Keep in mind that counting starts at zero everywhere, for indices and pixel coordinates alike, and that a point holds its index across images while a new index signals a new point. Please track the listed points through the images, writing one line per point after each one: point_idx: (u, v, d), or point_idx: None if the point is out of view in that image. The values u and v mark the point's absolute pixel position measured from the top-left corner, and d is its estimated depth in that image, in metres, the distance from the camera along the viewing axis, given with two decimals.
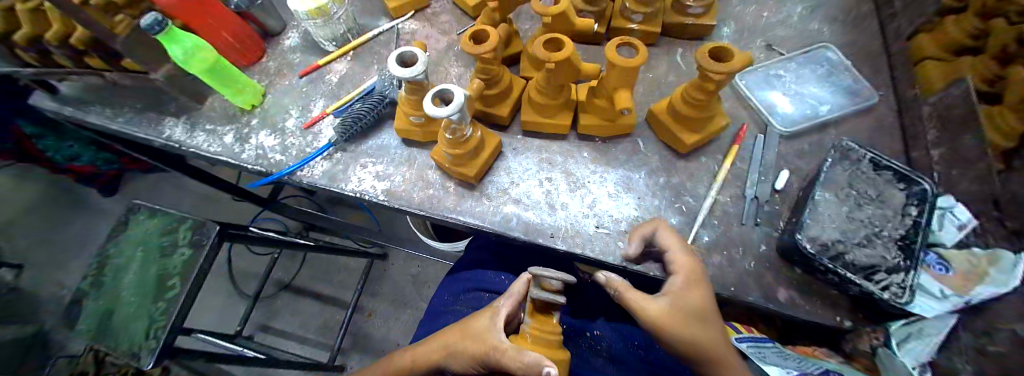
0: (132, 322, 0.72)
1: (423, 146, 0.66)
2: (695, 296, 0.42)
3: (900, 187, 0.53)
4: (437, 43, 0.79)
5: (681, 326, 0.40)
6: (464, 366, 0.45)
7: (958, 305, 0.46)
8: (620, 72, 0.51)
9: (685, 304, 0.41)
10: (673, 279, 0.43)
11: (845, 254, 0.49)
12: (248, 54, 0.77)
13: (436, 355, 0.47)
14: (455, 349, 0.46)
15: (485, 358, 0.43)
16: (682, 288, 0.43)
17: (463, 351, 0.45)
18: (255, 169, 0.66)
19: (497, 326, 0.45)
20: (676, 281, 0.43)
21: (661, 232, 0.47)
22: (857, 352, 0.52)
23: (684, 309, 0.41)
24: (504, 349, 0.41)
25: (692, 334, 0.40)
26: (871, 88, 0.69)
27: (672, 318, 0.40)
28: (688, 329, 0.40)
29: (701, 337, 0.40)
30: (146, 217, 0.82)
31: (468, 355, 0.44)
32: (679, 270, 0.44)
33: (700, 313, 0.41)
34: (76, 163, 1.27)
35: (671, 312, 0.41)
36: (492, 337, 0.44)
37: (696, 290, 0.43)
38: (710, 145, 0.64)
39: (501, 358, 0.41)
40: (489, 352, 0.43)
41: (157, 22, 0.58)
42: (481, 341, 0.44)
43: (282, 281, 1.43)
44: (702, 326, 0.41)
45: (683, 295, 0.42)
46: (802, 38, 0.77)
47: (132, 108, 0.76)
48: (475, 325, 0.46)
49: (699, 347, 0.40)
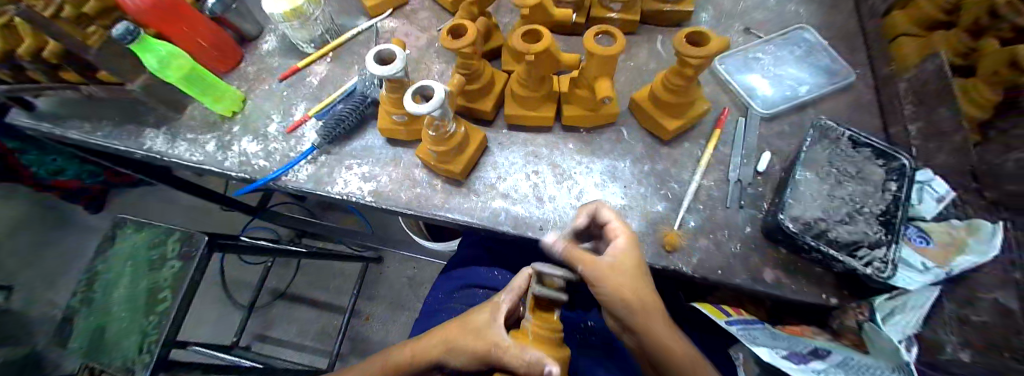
0: (125, 337, 0.71)
1: (408, 145, 0.66)
2: (633, 262, 0.44)
3: (879, 163, 0.54)
4: (417, 40, 0.78)
5: (620, 286, 0.42)
6: (465, 363, 0.44)
7: (940, 276, 0.47)
8: (599, 61, 0.51)
9: (624, 268, 0.43)
10: (614, 244, 0.45)
11: (827, 232, 0.50)
12: (225, 61, 0.76)
13: (435, 351, 0.46)
14: (455, 346, 0.45)
15: (486, 355, 0.42)
16: (622, 254, 0.44)
17: (463, 349, 0.44)
18: (240, 177, 0.66)
19: (497, 322, 0.44)
20: (617, 246, 0.44)
21: (604, 209, 0.48)
22: (844, 327, 0.52)
23: (624, 272, 0.43)
24: (507, 347, 0.41)
25: (630, 293, 0.43)
26: (848, 67, 0.70)
27: (613, 279, 0.42)
28: (626, 288, 0.42)
29: (635, 298, 0.43)
30: (132, 230, 0.80)
31: (469, 353, 0.44)
32: (621, 236, 0.45)
33: (637, 275, 0.44)
34: (62, 177, 1.26)
35: (612, 276, 0.43)
36: (493, 333, 0.43)
37: (635, 256, 0.45)
38: (693, 130, 0.65)
39: (503, 356, 0.40)
40: (490, 350, 0.42)
41: (129, 31, 0.57)
42: (482, 338, 0.43)
43: (277, 289, 1.42)
44: (639, 287, 0.43)
45: (622, 260, 0.44)
46: (779, 21, 0.78)
47: (111, 121, 0.75)
48: (475, 321, 0.45)
49: (636, 305, 0.43)
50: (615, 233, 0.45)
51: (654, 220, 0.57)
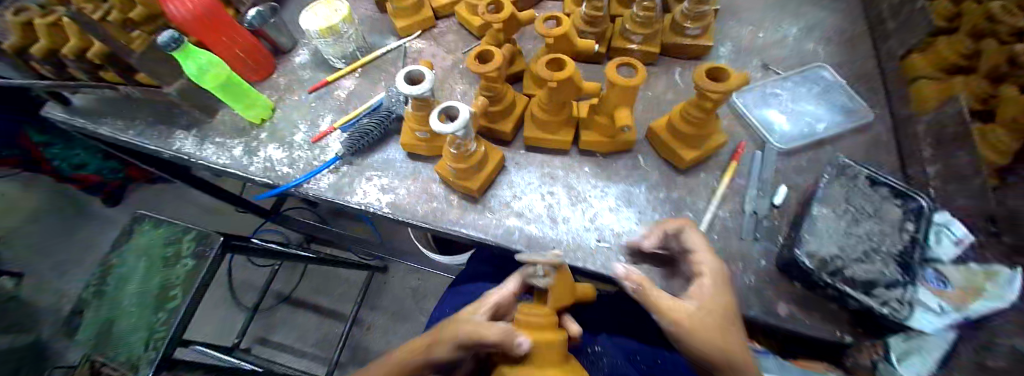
0: (131, 334, 0.72)
1: (428, 160, 0.68)
2: (719, 304, 0.42)
3: (897, 203, 0.54)
4: (443, 61, 0.81)
5: (702, 330, 0.40)
6: (444, 351, 0.41)
7: (955, 321, 0.48)
8: (620, 90, 0.53)
9: (710, 310, 0.42)
10: (700, 283, 0.44)
11: (844, 269, 0.50)
12: (260, 70, 0.80)
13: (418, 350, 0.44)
14: (435, 335, 0.43)
15: (460, 339, 0.40)
16: (707, 296, 0.43)
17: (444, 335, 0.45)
18: (263, 182, 0.68)
19: (480, 313, 0.45)
20: (704, 286, 0.44)
21: (688, 233, 0.49)
22: (857, 365, 0.53)
23: (711, 315, 0.41)
24: (480, 323, 0.41)
25: (712, 338, 0.40)
26: (866, 107, 0.71)
27: (696, 320, 0.40)
28: (710, 332, 0.40)
29: (725, 341, 0.40)
30: (151, 227, 0.82)
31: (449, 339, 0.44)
32: (707, 272, 0.45)
33: (720, 322, 0.41)
34: (83, 171, 1.30)
35: (698, 316, 0.41)
36: (474, 318, 0.43)
37: (719, 299, 0.43)
38: (709, 160, 0.66)
39: (477, 330, 0.40)
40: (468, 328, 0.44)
41: (174, 39, 0.60)
42: (460, 324, 0.43)
43: (281, 294, 1.43)
44: (725, 334, 0.40)
45: (709, 301, 0.42)
46: (797, 58, 0.79)
47: (143, 121, 0.78)
48: (459, 312, 0.46)
49: (719, 354, 0.39)
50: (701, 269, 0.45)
51: None
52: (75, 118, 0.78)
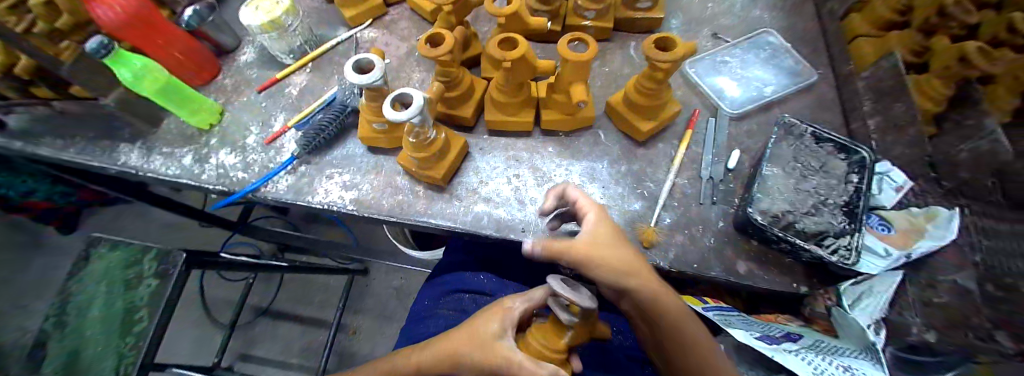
0: (98, 361, 0.68)
1: (389, 153, 0.67)
2: (609, 229, 0.44)
3: (841, 157, 0.57)
4: (398, 50, 0.79)
5: (609, 254, 0.41)
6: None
7: (900, 260, 0.50)
8: (574, 67, 0.53)
9: (605, 237, 0.43)
10: (586, 218, 0.45)
11: (795, 223, 0.52)
12: (204, 73, 0.76)
13: (445, 367, 0.45)
14: (468, 362, 0.44)
15: (498, 371, 0.42)
16: (595, 223, 0.44)
17: (472, 364, 0.43)
18: (218, 189, 0.65)
19: (509, 336, 0.44)
20: (590, 220, 0.44)
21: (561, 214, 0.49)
22: (815, 314, 0.54)
23: (602, 236, 0.43)
24: (521, 363, 0.40)
25: (619, 255, 0.42)
26: (810, 68, 0.74)
27: (597, 247, 0.41)
28: (612, 255, 0.41)
29: (621, 258, 0.42)
30: (103, 249, 0.77)
31: (478, 367, 0.43)
32: (591, 210, 0.45)
33: (616, 242, 0.43)
34: (31, 199, 1.17)
35: (597, 245, 0.42)
36: (508, 346, 0.43)
37: (608, 223, 0.44)
38: (667, 130, 0.67)
39: (520, 373, 0.40)
40: (500, 365, 0.42)
41: (103, 45, 0.54)
42: (492, 353, 0.42)
43: (259, 306, 1.39)
44: (622, 252, 0.42)
45: (599, 228, 0.43)
46: (745, 26, 0.81)
47: (84, 137, 0.72)
48: (483, 331, 0.45)
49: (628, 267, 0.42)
50: (583, 210, 0.45)
51: (632, 219, 0.59)
52: (10, 141, 0.71)
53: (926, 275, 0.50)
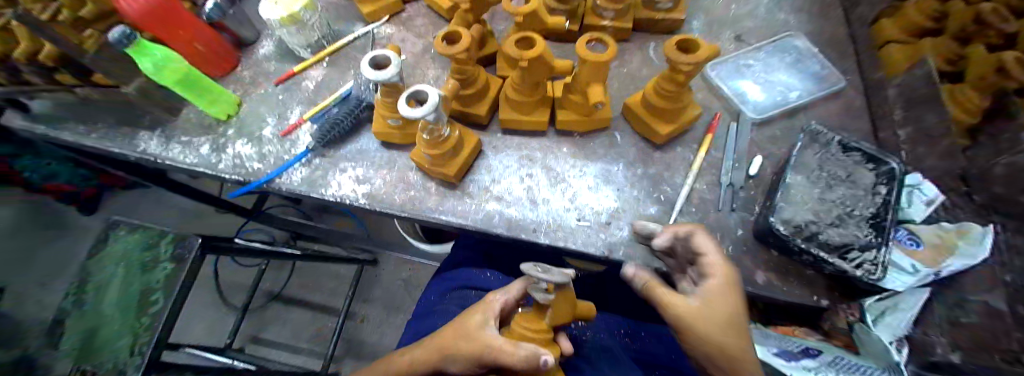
0: (115, 340, 0.69)
1: (403, 148, 0.66)
2: (726, 308, 0.41)
3: (869, 167, 0.55)
4: (414, 46, 0.79)
5: (707, 329, 0.41)
6: (463, 370, 0.43)
7: (928, 278, 0.48)
8: (592, 67, 0.52)
9: (714, 309, 0.41)
10: (705, 284, 0.43)
11: (819, 235, 0.51)
12: (222, 64, 0.76)
13: (433, 359, 0.45)
14: (452, 354, 0.44)
15: (482, 359, 0.42)
16: (714, 296, 0.42)
17: (458, 354, 0.43)
18: (233, 179, 0.66)
19: (490, 323, 0.45)
20: (710, 288, 0.42)
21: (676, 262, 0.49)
22: (836, 329, 0.53)
23: (712, 310, 0.41)
24: (502, 345, 0.41)
25: (717, 341, 0.40)
26: (838, 73, 0.71)
27: (695, 320, 0.41)
28: (712, 335, 0.40)
29: (723, 342, 0.40)
30: (126, 232, 0.78)
31: (464, 358, 0.43)
32: (716, 275, 0.42)
33: (727, 325, 0.41)
34: (57, 180, 1.22)
35: (701, 317, 0.41)
36: (490, 332, 0.44)
37: (728, 297, 0.42)
38: (686, 134, 0.66)
39: (501, 355, 0.40)
40: (484, 351, 0.42)
41: (125, 35, 0.56)
42: (475, 340, 0.43)
43: (271, 292, 1.41)
44: (728, 337, 0.40)
45: (714, 300, 0.42)
46: (771, 28, 0.78)
47: (106, 123, 0.74)
48: (467, 324, 0.46)
49: (723, 355, 0.40)
50: (709, 269, 0.43)
51: (647, 223, 0.58)
52: (32, 124, 0.73)
53: (953, 294, 0.49)
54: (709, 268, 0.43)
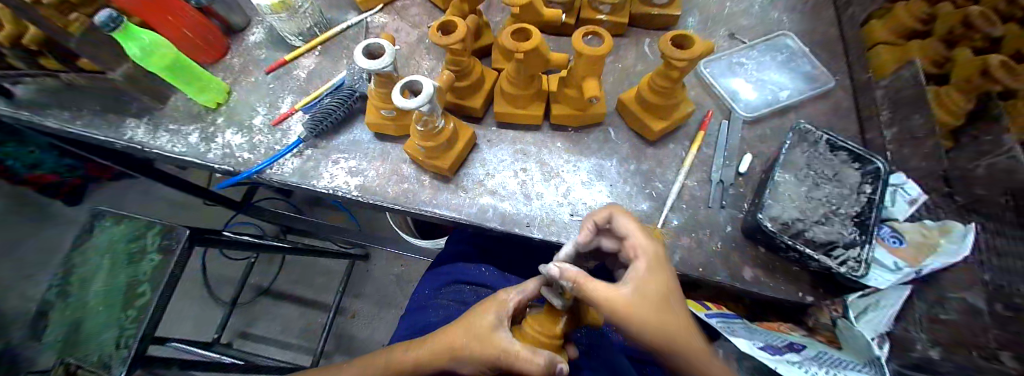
0: (99, 333, 0.68)
1: (396, 140, 0.66)
2: (661, 285, 0.38)
3: (855, 167, 0.56)
4: (408, 36, 0.78)
5: (649, 314, 0.36)
6: (473, 369, 0.44)
7: (909, 276, 0.49)
8: (588, 61, 0.52)
9: (648, 291, 0.37)
10: (634, 266, 0.39)
11: (805, 232, 0.52)
12: (212, 51, 0.75)
13: (443, 357, 0.45)
14: (463, 355, 0.43)
15: (496, 362, 0.41)
16: (645, 275, 0.38)
17: (471, 355, 0.43)
18: (223, 169, 0.65)
19: (504, 326, 0.43)
20: (639, 268, 0.38)
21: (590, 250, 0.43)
22: (819, 325, 0.55)
23: (647, 293, 0.37)
24: (516, 352, 0.40)
25: (660, 321, 0.36)
26: (827, 73, 0.72)
27: (635, 305, 0.35)
28: (652, 318, 0.35)
29: (664, 319, 0.36)
30: (110, 222, 0.77)
31: (477, 359, 0.42)
32: (641, 254, 0.39)
33: (664, 302, 0.37)
34: (39, 171, 1.18)
35: (638, 303, 0.36)
36: (504, 335, 0.42)
37: (658, 275, 0.38)
38: (678, 131, 0.66)
39: (516, 362, 0.39)
40: (498, 355, 0.41)
41: (112, 19, 0.53)
42: (488, 343, 0.42)
43: (260, 286, 1.39)
44: (666, 316, 0.36)
45: (644, 281, 0.37)
46: (764, 27, 0.79)
47: (91, 110, 0.72)
48: (478, 324, 0.44)
49: (666, 333, 0.36)
50: (633, 247, 0.40)
51: (638, 219, 0.58)
52: (15, 109, 0.71)
53: (934, 291, 0.51)
54: (633, 249, 0.40)
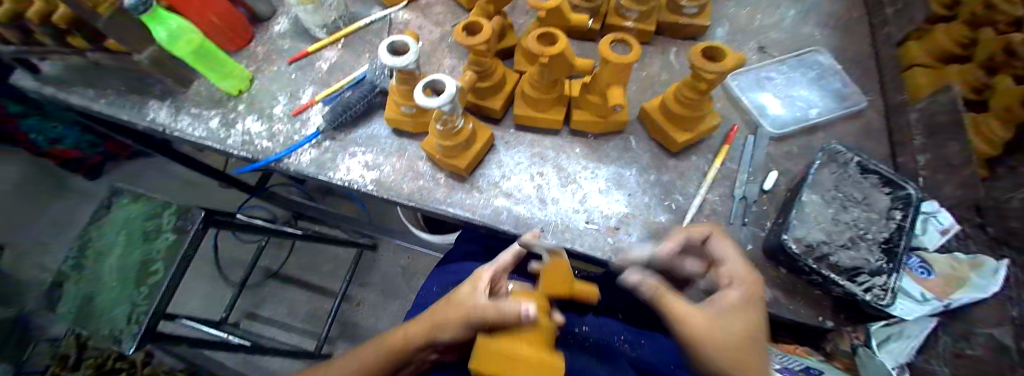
0: (112, 307, 0.69)
1: (414, 137, 0.66)
2: (751, 318, 0.36)
3: (885, 191, 0.54)
4: (431, 34, 0.78)
5: (716, 332, 0.33)
6: (449, 334, 0.41)
7: (937, 309, 0.48)
8: (615, 68, 0.50)
9: (730, 316, 0.35)
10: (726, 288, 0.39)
11: (829, 256, 0.50)
12: (237, 39, 0.75)
13: (424, 330, 0.42)
14: (441, 321, 0.41)
15: (467, 320, 0.39)
16: (733, 301, 0.37)
17: (446, 317, 0.41)
18: (241, 155, 0.65)
19: (481, 290, 0.41)
20: (731, 290, 0.39)
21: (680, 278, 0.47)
22: (838, 351, 0.54)
23: (727, 318, 0.35)
24: (486, 305, 0.38)
25: (727, 340, 0.33)
26: (860, 92, 0.70)
27: (701, 319, 0.34)
28: (718, 337, 0.33)
29: (730, 343, 0.33)
30: (129, 201, 0.78)
31: (452, 320, 0.40)
32: (738, 275, 0.41)
33: (745, 331, 0.34)
34: (59, 146, 1.22)
35: (711, 321, 0.34)
36: (478, 294, 0.41)
37: (752, 303, 0.38)
38: (701, 144, 0.65)
39: (483, 314, 0.37)
40: (469, 312, 0.39)
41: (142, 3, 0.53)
42: (461, 304, 0.40)
43: (269, 270, 1.41)
44: (737, 339, 0.33)
45: (727, 308, 0.36)
46: (796, 42, 0.76)
47: (117, 91, 0.73)
48: (457, 292, 0.43)
49: (731, 356, 0.32)
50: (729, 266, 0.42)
51: (656, 231, 0.57)
52: (42, 86, 0.72)
53: (961, 325, 0.49)
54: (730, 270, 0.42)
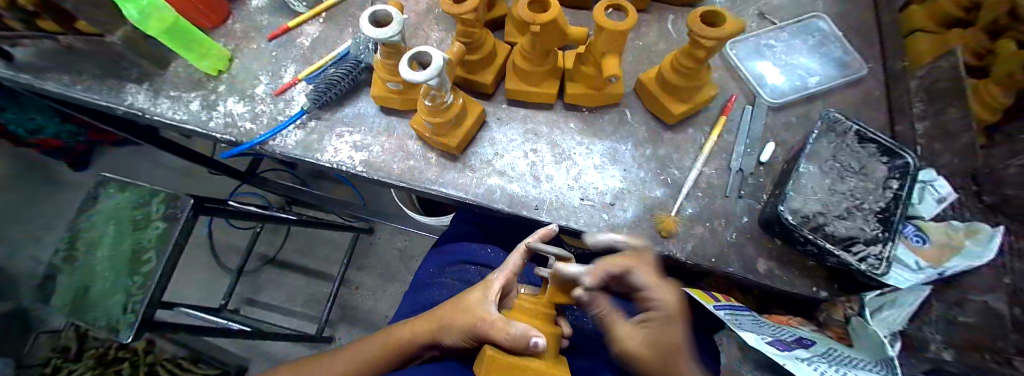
0: (108, 297, 0.68)
1: (402, 114, 0.64)
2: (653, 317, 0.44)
3: (883, 161, 0.53)
4: (417, 5, 0.74)
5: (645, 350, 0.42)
6: (456, 341, 0.44)
7: (930, 277, 0.48)
8: (608, 35, 0.48)
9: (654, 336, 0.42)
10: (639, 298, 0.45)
11: (825, 226, 0.50)
12: (213, 16, 0.72)
13: (432, 331, 0.46)
14: (446, 324, 0.45)
15: (475, 331, 0.42)
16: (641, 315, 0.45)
17: (455, 327, 0.44)
18: (225, 139, 0.63)
19: (491, 299, 0.44)
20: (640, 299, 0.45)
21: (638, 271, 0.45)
22: (831, 320, 0.54)
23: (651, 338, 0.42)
24: (494, 321, 0.40)
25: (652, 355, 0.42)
26: (860, 60, 0.68)
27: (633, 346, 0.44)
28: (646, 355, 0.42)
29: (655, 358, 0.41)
30: (116, 190, 0.75)
31: (461, 330, 0.43)
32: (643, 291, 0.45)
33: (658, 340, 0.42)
34: (41, 135, 1.17)
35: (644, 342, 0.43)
36: (487, 308, 0.43)
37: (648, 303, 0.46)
38: (699, 115, 0.63)
39: (490, 331, 0.39)
40: (477, 324, 0.42)
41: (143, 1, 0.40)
42: (471, 315, 0.43)
43: (266, 255, 1.41)
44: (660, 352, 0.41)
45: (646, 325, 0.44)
46: (795, 7, 0.74)
47: (91, 74, 0.70)
48: (468, 298, 0.45)
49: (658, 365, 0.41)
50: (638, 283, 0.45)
51: (652, 206, 0.57)
52: (15, 73, 0.69)
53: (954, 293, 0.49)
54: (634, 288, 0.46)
